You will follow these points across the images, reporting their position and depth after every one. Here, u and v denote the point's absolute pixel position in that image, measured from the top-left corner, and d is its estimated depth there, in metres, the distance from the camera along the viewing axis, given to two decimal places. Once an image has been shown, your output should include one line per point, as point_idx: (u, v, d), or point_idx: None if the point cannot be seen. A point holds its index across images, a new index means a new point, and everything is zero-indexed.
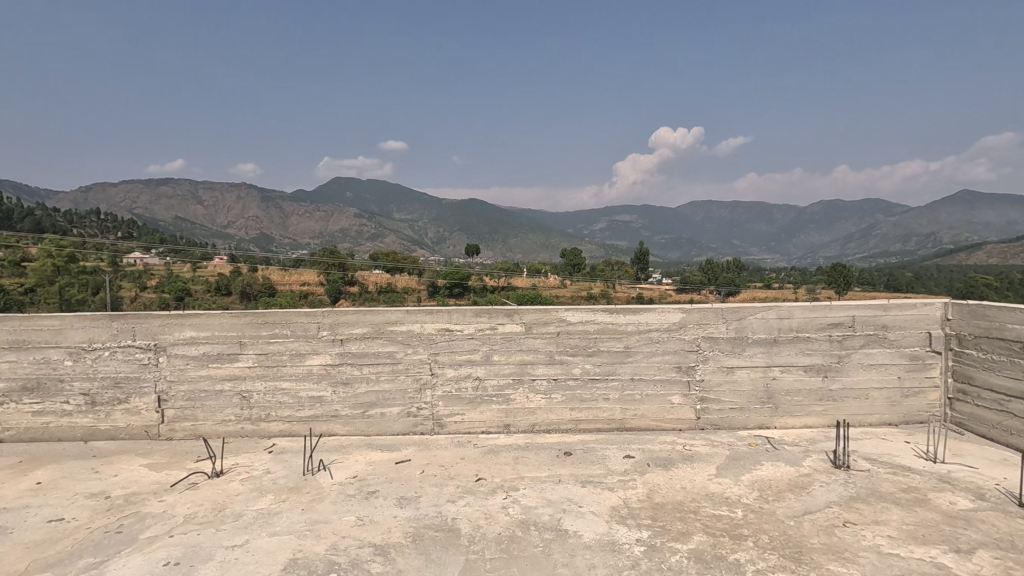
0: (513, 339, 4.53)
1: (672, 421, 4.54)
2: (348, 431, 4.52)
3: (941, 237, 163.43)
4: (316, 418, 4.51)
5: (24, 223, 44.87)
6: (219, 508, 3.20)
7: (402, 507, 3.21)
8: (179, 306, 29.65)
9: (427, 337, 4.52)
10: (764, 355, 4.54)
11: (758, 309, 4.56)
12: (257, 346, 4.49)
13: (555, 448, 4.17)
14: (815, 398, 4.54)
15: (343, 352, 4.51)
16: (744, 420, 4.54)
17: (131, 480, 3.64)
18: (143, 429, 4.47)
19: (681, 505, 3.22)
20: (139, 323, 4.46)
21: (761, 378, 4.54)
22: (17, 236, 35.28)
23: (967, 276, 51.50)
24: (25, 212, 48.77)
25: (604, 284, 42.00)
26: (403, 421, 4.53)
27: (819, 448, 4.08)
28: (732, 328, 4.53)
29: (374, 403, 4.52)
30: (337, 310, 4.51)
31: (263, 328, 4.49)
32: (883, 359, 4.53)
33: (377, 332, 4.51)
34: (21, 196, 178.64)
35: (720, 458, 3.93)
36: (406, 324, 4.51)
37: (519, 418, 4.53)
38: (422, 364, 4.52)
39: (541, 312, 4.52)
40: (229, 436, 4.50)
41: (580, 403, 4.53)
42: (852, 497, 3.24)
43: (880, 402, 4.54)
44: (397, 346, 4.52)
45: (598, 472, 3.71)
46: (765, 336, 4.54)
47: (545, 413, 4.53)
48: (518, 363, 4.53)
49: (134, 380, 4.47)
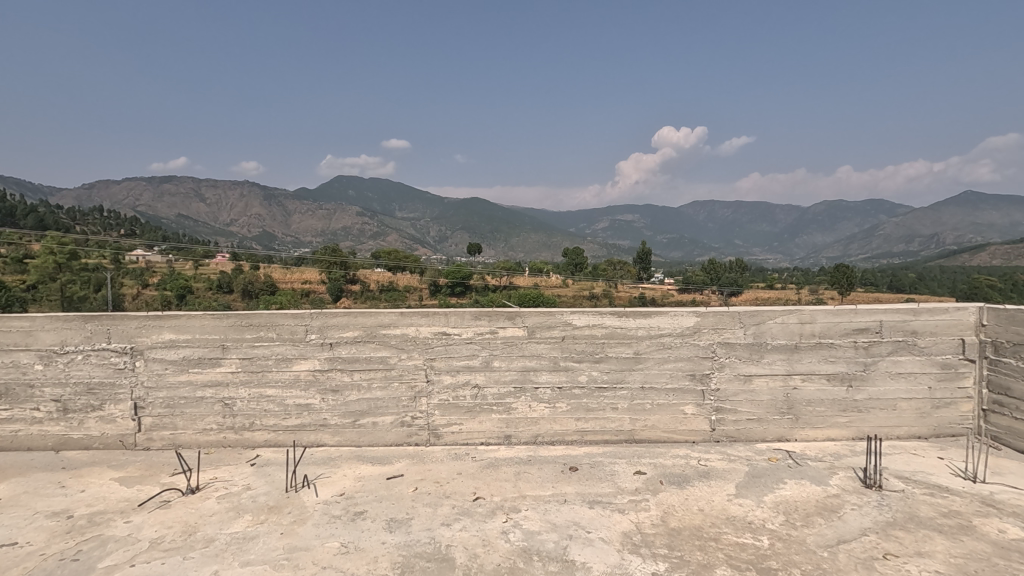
0: (514, 344, 4.23)
1: (685, 432, 4.24)
2: (338, 441, 4.22)
3: (945, 238, 163.15)
4: (303, 428, 4.22)
5: (26, 220, 44.74)
6: (190, 532, 2.91)
7: (392, 532, 2.91)
8: (180, 304, 29.51)
9: (423, 341, 4.22)
10: (784, 363, 4.22)
11: (778, 313, 4.24)
12: (240, 350, 4.20)
13: (559, 462, 3.86)
14: (838, 409, 4.23)
15: (332, 356, 4.21)
16: (762, 432, 4.24)
17: (100, 496, 3.34)
18: (118, 439, 4.18)
19: (700, 530, 2.91)
20: (116, 325, 4.17)
21: (780, 388, 4.23)
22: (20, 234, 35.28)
23: (971, 277, 51.42)
24: (30, 208, 48.92)
25: (607, 284, 41.57)
26: (397, 431, 4.23)
27: (845, 465, 3.77)
28: (750, 333, 4.22)
29: (365, 412, 4.22)
30: (326, 312, 4.21)
31: (247, 331, 4.20)
32: (911, 367, 4.22)
33: (370, 335, 4.21)
34: (25, 194, 179.58)
35: (739, 476, 3.62)
36: (401, 327, 4.21)
37: (521, 429, 4.23)
38: (417, 370, 4.22)
39: (545, 315, 4.23)
40: (209, 447, 4.20)
41: (586, 413, 4.23)
42: (889, 524, 2.94)
43: (909, 413, 4.22)
44: (391, 351, 4.22)
45: (608, 491, 3.40)
46: (784, 342, 4.22)
47: (548, 423, 4.23)
48: (519, 369, 4.23)
49: (109, 386, 4.18)
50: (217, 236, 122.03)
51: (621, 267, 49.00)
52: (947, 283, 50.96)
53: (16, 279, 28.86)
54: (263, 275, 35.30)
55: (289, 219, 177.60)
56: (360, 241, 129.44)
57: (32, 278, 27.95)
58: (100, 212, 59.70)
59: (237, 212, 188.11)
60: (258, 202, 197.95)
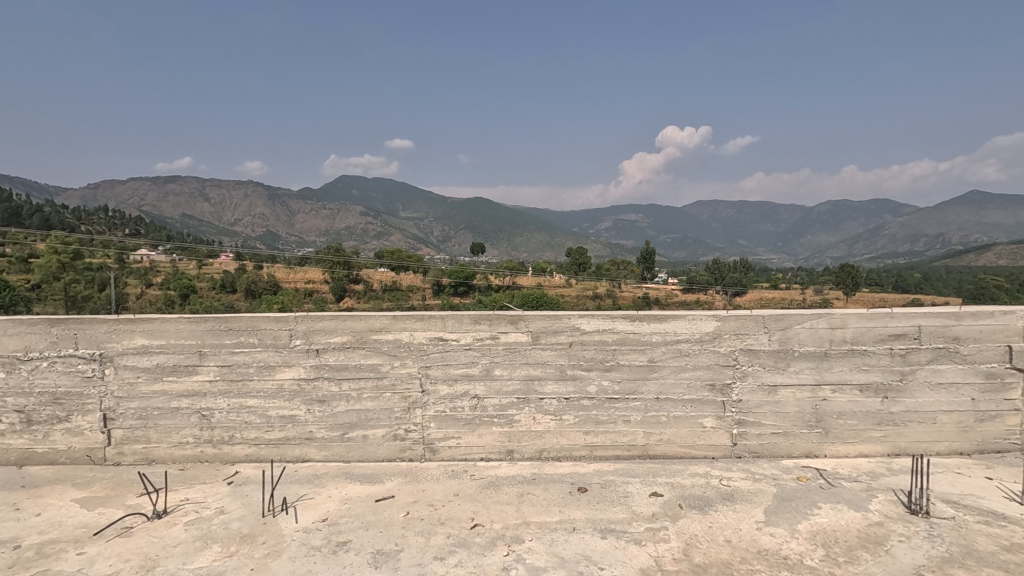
0: (518, 351, 3.87)
1: (704, 448, 3.88)
2: (325, 456, 3.88)
3: (950, 238, 162.12)
4: (287, 442, 3.87)
5: (31, 220, 44.63)
6: (148, 568, 2.56)
7: (377, 568, 2.55)
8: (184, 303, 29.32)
9: (417, 347, 3.87)
10: (813, 372, 3.85)
11: (806, 316, 3.86)
12: (219, 357, 3.85)
13: (567, 482, 3.50)
14: (872, 423, 3.86)
15: (319, 364, 3.86)
16: (788, 448, 3.87)
17: (55, 522, 3.00)
18: (86, 454, 3.84)
19: (729, 567, 2.56)
20: (84, 329, 3.83)
21: (809, 399, 3.86)
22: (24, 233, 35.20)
23: (976, 277, 51.03)
24: (37, 207, 48.98)
25: (610, 284, 41.13)
26: (389, 445, 3.88)
27: (885, 486, 3.40)
28: (776, 339, 3.86)
29: (355, 425, 3.87)
30: (312, 316, 3.86)
31: (226, 336, 3.85)
32: (953, 378, 3.84)
33: (360, 341, 3.86)
34: (31, 193, 180.60)
35: (767, 499, 3.26)
36: (394, 332, 3.86)
37: (524, 443, 3.87)
38: (412, 380, 3.87)
39: (551, 319, 3.87)
40: (185, 462, 3.86)
41: (596, 427, 3.87)
42: (944, 561, 2.58)
43: (950, 428, 3.85)
44: (383, 358, 3.87)
45: (622, 516, 3.04)
46: (814, 349, 3.85)
47: (554, 437, 3.87)
48: (523, 379, 3.87)
49: (76, 396, 3.84)
50: (222, 237, 122.08)
51: (624, 267, 48.59)
52: (953, 284, 50.48)
53: (20, 279, 28.72)
54: (266, 275, 35.03)
55: (293, 219, 177.91)
56: (363, 240, 129.27)
57: (35, 277, 27.78)
58: (105, 212, 59.45)
59: (241, 212, 188.29)
60: (263, 202, 198.48)
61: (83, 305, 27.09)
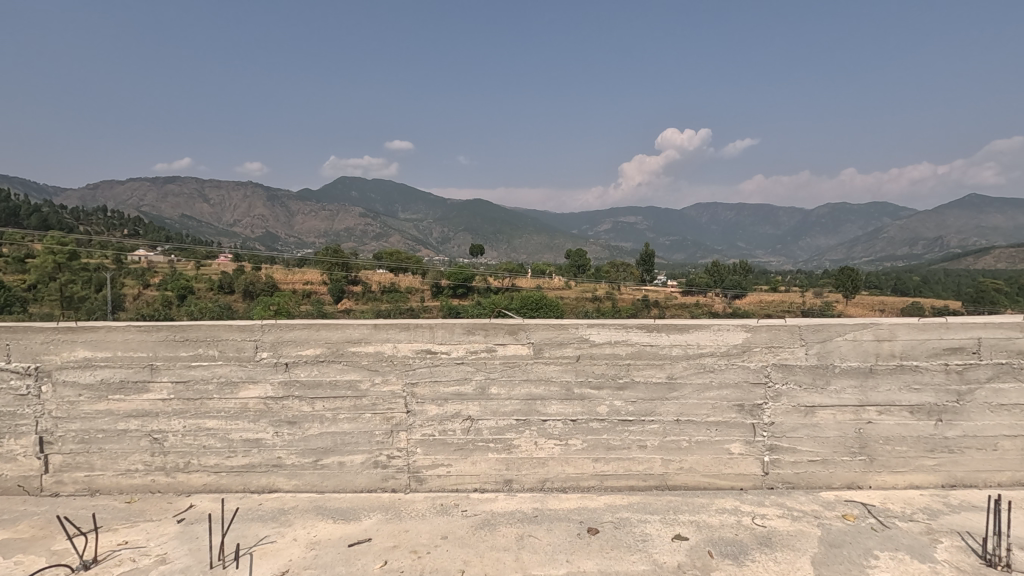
0: (519, 365, 3.37)
1: (732, 477, 3.39)
2: (295, 486, 3.38)
3: (949, 241, 162.42)
4: (252, 469, 3.37)
5: (29, 220, 44.17)
6: None
7: None
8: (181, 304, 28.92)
9: (403, 361, 3.36)
10: (856, 392, 3.35)
11: (849, 327, 3.35)
12: (173, 372, 3.34)
13: (575, 520, 3.01)
14: (923, 450, 3.37)
15: (288, 380, 3.36)
16: (828, 477, 3.37)
17: None
18: (19, 483, 3.34)
19: None
20: (16, 340, 3.31)
21: (851, 423, 3.36)
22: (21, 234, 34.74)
23: (976, 280, 50.78)
24: (35, 207, 48.50)
25: (610, 286, 40.65)
26: (369, 474, 3.38)
27: (948, 527, 2.91)
28: (814, 354, 3.36)
29: (329, 450, 3.37)
30: (281, 325, 3.37)
31: (182, 348, 3.35)
32: (1017, 399, 3.34)
33: (337, 353, 3.36)
34: (30, 193, 180.04)
35: (811, 544, 2.76)
36: (375, 344, 3.36)
37: (525, 472, 3.37)
38: (396, 399, 3.37)
39: (557, 328, 3.36)
40: (134, 493, 3.36)
41: (607, 453, 3.37)
42: None
43: (1013, 456, 3.35)
44: (363, 373, 3.37)
45: (641, 570, 2.55)
46: (858, 365, 3.35)
47: (559, 465, 3.38)
48: (523, 399, 3.37)
49: (8, 417, 3.33)
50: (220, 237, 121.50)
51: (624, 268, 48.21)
52: (954, 287, 50.31)
53: (16, 279, 28.24)
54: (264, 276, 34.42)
55: (292, 220, 177.45)
56: (362, 241, 128.93)
57: (32, 277, 27.33)
58: (105, 212, 59.04)
59: (241, 213, 188.02)
60: (262, 203, 197.90)
61: (80, 306, 26.65)
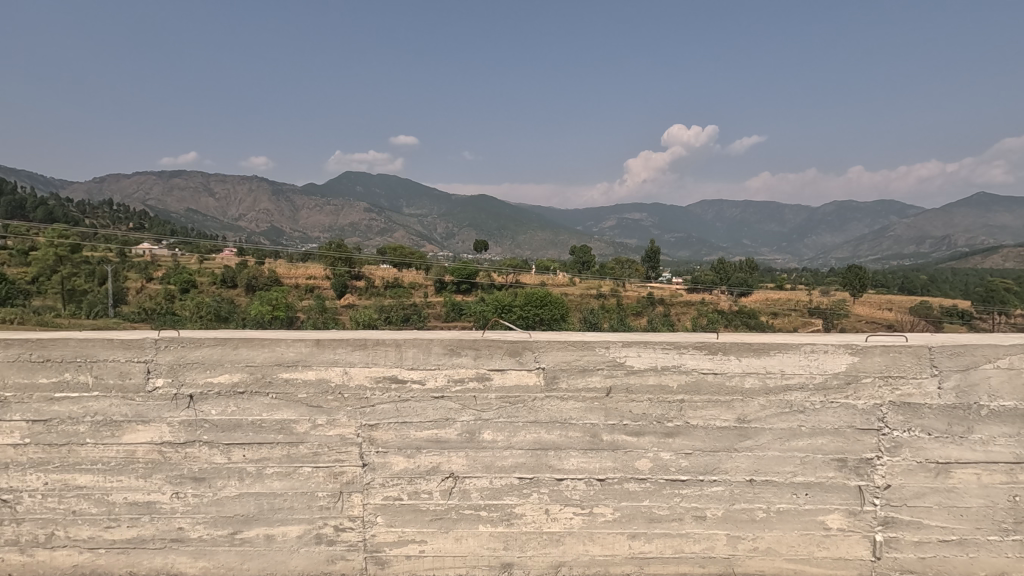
0: (523, 402, 2.35)
1: (828, 565, 2.37)
2: (206, 570, 2.38)
3: (956, 239, 161.11)
4: (143, 545, 2.37)
5: (36, 214, 43.63)
6: None
7: None
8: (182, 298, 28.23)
9: (357, 393, 2.35)
10: (1012, 444, 2.31)
11: (1003, 351, 2.30)
12: (28, 406, 2.33)
13: None
14: None
15: (194, 422, 2.34)
16: (967, 566, 2.35)
17: None
18: None
19: None
20: None
21: (1003, 489, 2.32)
22: (26, 226, 34.12)
23: (985, 279, 49.75)
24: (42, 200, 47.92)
25: (615, 282, 39.68)
26: (307, 555, 2.38)
27: None
28: (951, 390, 2.32)
29: (253, 519, 2.36)
30: (183, 341, 2.36)
31: (41, 373, 2.33)
32: None
33: (263, 382, 2.35)
34: (38, 186, 180.53)
35: None
36: (316, 368, 2.34)
37: (529, 553, 2.37)
38: (346, 445, 2.36)
39: (577, 349, 2.35)
40: None
41: (650, 526, 2.35)
42: None
43: None
44: (300, 412, 2.35)
45: None
46: (1015, 406, 2.31)
47: (580, 544, 2.36)
48: (530, 448, 2.35)
49: None
50: (226, 232, 121.16)
51: (629, 265, 47.10)
52: (963, 284, 49.39)
53: (17, 271, 27.63)
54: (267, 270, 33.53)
55: (297, 216, 177.00)
56: (367, 236, 128.47)
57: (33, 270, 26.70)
58: (111, 206, 58.52)
59: (246, 208, 187.70)
60: (267, 197, 197.83)
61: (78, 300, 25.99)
